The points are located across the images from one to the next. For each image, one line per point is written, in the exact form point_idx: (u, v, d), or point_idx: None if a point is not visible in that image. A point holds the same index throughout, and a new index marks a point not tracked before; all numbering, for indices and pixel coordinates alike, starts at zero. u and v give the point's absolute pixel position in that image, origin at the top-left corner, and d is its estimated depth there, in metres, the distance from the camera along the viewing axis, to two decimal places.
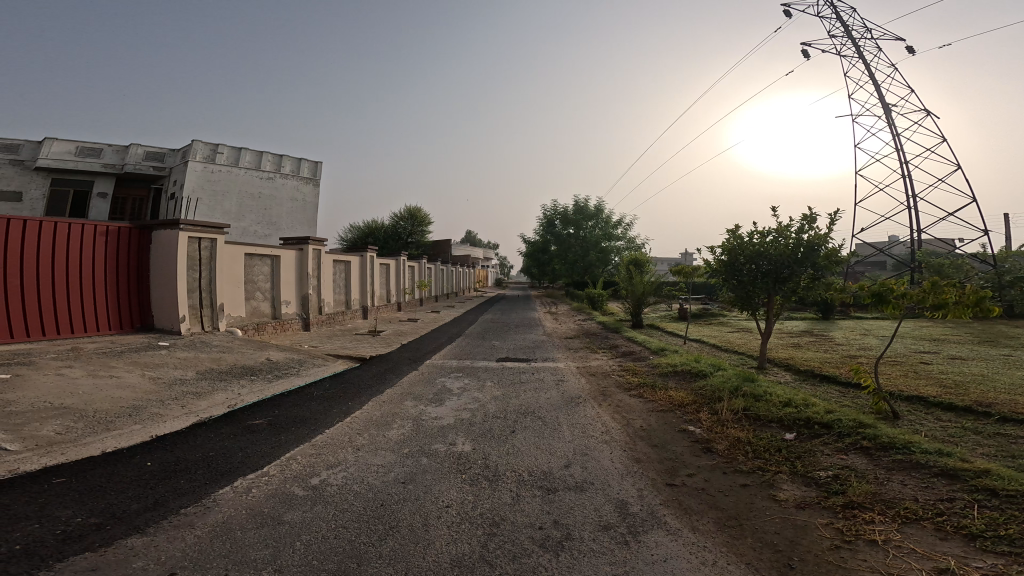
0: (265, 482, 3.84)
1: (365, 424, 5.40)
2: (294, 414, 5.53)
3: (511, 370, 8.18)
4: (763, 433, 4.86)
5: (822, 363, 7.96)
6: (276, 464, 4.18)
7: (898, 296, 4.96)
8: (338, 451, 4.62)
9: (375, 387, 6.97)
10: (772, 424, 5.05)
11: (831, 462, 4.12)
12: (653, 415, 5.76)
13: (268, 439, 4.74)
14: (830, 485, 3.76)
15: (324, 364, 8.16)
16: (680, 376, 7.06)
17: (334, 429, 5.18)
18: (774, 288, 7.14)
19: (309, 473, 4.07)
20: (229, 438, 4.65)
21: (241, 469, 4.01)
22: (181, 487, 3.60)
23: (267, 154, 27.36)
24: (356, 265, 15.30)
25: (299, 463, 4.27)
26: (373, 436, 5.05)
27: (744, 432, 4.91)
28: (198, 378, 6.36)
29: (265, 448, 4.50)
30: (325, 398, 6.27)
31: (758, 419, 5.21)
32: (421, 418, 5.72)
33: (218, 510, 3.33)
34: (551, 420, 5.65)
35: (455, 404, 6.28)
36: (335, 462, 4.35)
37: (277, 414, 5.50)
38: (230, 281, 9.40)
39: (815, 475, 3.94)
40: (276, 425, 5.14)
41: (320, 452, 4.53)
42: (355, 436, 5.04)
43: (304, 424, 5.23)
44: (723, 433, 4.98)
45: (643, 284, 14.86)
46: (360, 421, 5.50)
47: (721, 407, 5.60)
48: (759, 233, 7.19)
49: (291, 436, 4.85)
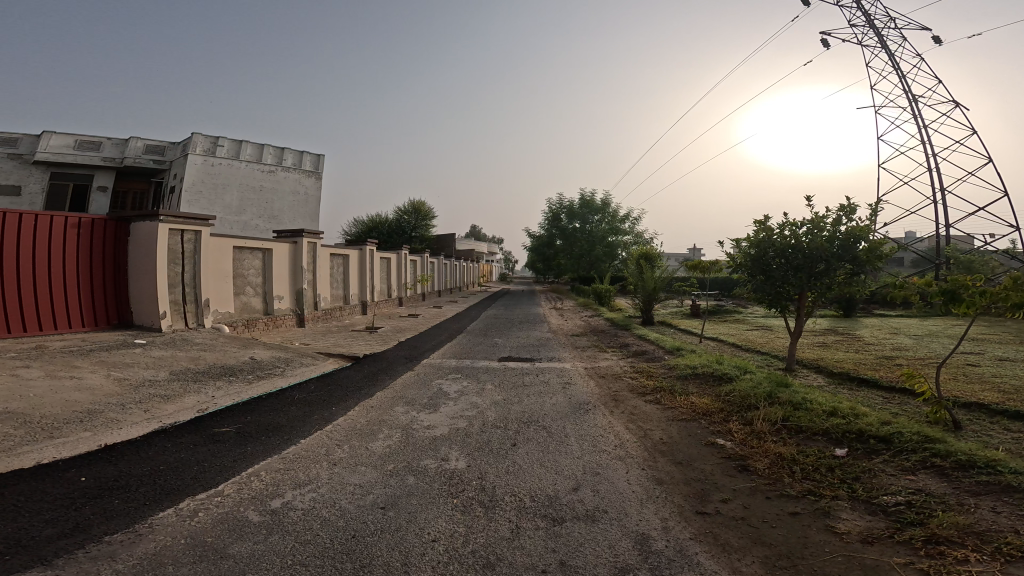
0: (216, 503, 3.28)
1: (348, 434, 4.82)
2: (268, 421, 4.97)
3: (514, 371, 7.53)
4: (809, 448, 4.17)
5: (858, 365, 7.20)
6: (234, 482, 3.61)
7: (977, 294, 4.25)
8: (311, 466, 4.04)
9: (365, 390, 6.38)
10: (818, 437, 4.36)
11: (898, 485, 3.45)
12: (673, 425, 5.10)
13: (233, 450, 4.17)
14: (900, 515, 3.11)
15: (313, 363, 7.59)
16: (701, 380, 6.35)
17: (311, 439, 4.59)
18: (807, 284, 6.42)
19: (271, 494, 3.49)
20: (189, 449, 4.09)
21: (191, 487, 3.45)
22: (112, 509, 3.05)
23: (268, 148, 26.88)
24: (354, 259, 14.70)
25: (262, 480, 3.69)
26: (354, 450, 4.45)
27: (786, 447, 4.24)
28: (170, 379, 5.83)
29: (227, 461, 3.94)
30: (307, 402, 5.68)
31: (800, 431, 4.51)
32: (412, 427, 5.13)
33: (150, 540, 2.78)
34: (556, 431, 5.01)
35: (451, 410, 5.67)
36: (304, 480, 3.76)
37: (249, 420, 4.94)
38: (218, 276, 8.85)
39: (882, 501, 3.29)
40: (245, 433, 4.58)
41: (289, 468, 3.95)
42: (333, 449, 4.45)
43: (277, 433, 4.65)
44: (760, 447, 4.32)
45: (653, 280, 14.07)
46: (341, 430, 4.91)
47: (754, 416, 4.91)
48: (791, 224, 6.46)
49: (260, 448, 4.29)
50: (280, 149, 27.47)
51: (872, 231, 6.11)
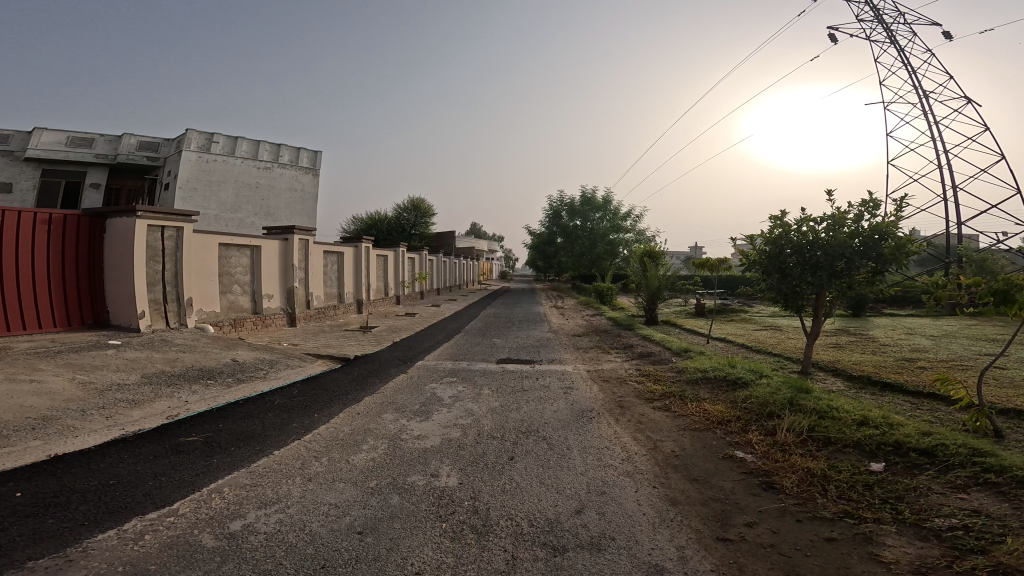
0: (167, 525, 2.88)
1: (329, 445, 4.41)
2: (242, 429, 4.56)
3: (513, 374, 7.11)
4: (840, 462, 3.76)
5: (879, 368, 6.76)
6: (191, 500, 3.21)
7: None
8: (282, 482, 3.63)
9: (352, 394, 5.96)
10: (849, 450, 3.94)
11: (950, 506, 3.04)
12: (685, 436, 4.67)
13: (196, 463, 3.77)
14: (957, 543, 2.71)
15: (300, 364, 7.18)
16: (713, 385, 5.92)
17: (285, 450, 4.18)
18: (827, 283, 5.94)
19: (231, 514, 3.09)
20: (147, 461, 3.70)
21: (141, 505, 3.06)
22: (43, 530, 2.67)
23: (263, 144, 26.42)
24: (349, 256, 14.27)
25: (223, 499, 3.29)
26: (332, 463, 4.04)
27: (815, 461, 3.82)
28: (140, 384, 5.43)
29: (187, 476, 3.54)
30: (287, 408, 5.27)
31: (829, 443, 4.09)
32: (400, 438, 4.71)
33: (80, 568, 2.39)
34: (558, 442, 4.59)
35: (444, 419, 5.25)
36: (272, 499, 3.35)
37: (221, 428, 4.53)
38: (202, 274, 8.43)
39: (934, 526, 2.88)
40: (213, 443, 4.18)
41: (257, 484, 3.55)
42: (309, 462, 4.03)
43: (249, 443, 4.24)
44: (785, 461, 3.91)
45: (657, 278, 13.61)
46: (321, 441, 4.49)
47: (776, 427, 4.48)
48: (810, 219, 6.03)
49: (227, 460, 3.89)
50: (276, 146, 27.01)
51: (898, 227, 5.64)
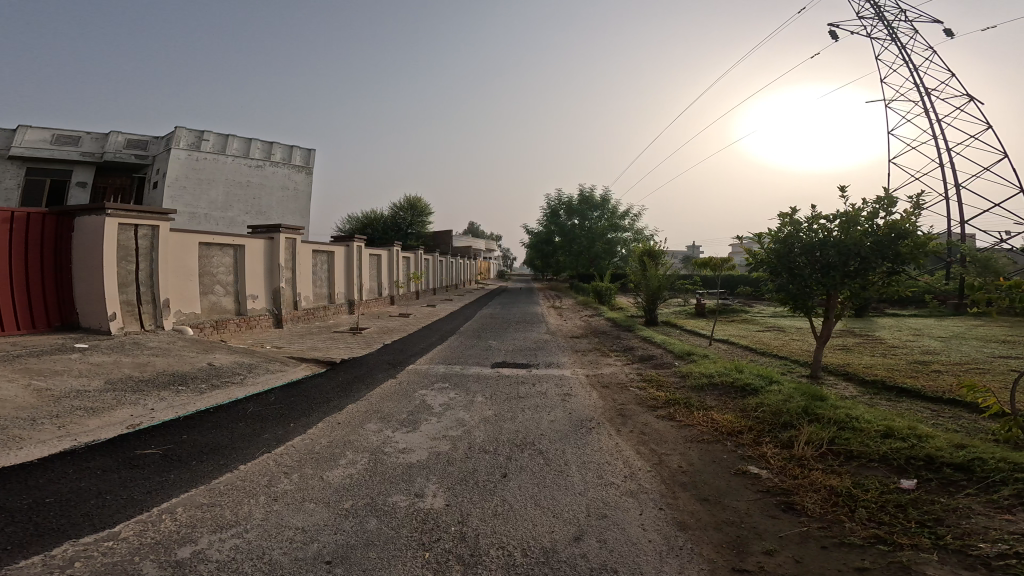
0: (102, 551, 2.60)
1: (302, 460, 4.05)
2: (208, 441, 4.21)
3: (508, 380, 6.73)
4: (866, 479, 3.41)
5: (891, 372, 6.42)
6: (136, 522, 2.92)
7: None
8: (244, 502, 3.30)
9: (334, 402, 5.58)
10: (875, 465, 3.59)
11: (997, 529, 2.69)
12: (693, 449, 4.32)
13: (148, 479, 3.46)
14: (1010, 573, 2.36)
15: (281, 369, 6.77)
16: (720, 391, 5.57)
17: (251, 465, 3.83)
18: (840, 284, 5.62)
19: (180, 539, 2.78)
20: (94, 476, 3.41)
21: (76, 528, 2.79)
22: None
23: (255, 142, 25.94)
24: (341, 256, 13.86)
25: (174, 520, 2.99)
26: (303, 481, 3.68)
27: (838, 479, 3.47)
28: (103, 390, 5.07)
29: (135, 494, 3.24)
30: (262, 417, 4.90)
31: (851, 458, 3.74)
32: (383, 451, 4.34)
33: None
34: (554, 456, 4.24)
35: (433, 429, 4.88)
36: (229, 522, 3.02)
37: (184, 440, 4.19)
38: (180, 273, 8.01)
39: (981, 552, 2.53)
40: (173, 456, 3.86)
41: (215, 504, 3.24)
42: (277, 480, 3.67)
43: (213, 457, 3.90)
44: (804, 478, 3.55)
45: (658, 277, 13.27)
46: (294, 454, 4.13)
47: (793, 439, 4.13)
48: (822, 216, 5.70)
49: (184, 475, 3.58)
50: (268, 144, 26.52)
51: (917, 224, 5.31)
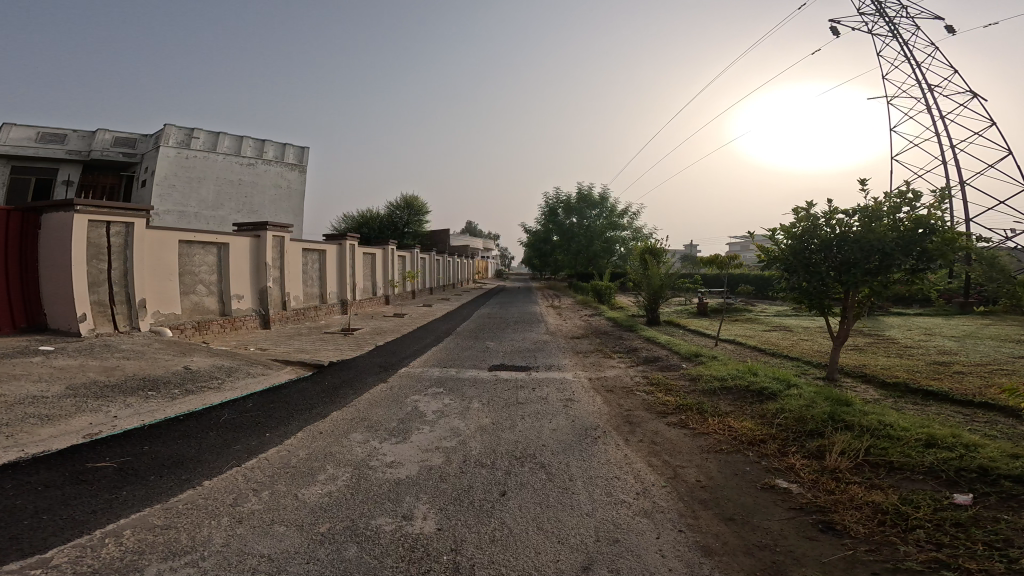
0: None
1: (277, 475, 3.64)
2: (172, 454, 3.83)
3: (506, 384, 6.32)
4: (914, 494, 3.04)
5: (912, 375, 6.05)
6: (73, 547, 2.60)
7: None
8: (203, 525, 2.93)
9: (318, 408, 5.17)
10: (921, 478, 3.22)
11: None
12: (713, 461, 3.93)
13: (96, 497, 3.14)
14: None
15: (264, 372, 6.34)
16: (734, 396, 5.19)
17: (217, 481, 3.46)
18: (860, 283, 5.21)
19: (124, 570, 2.43)
20: (33, 493, 3.09)
21: (1, 554, 2.48)
22: None
23: (247, 140, 25.42)
24: (333, 255, 13.41)
25: (119, 546, 2.66)
26: (275, 500, 3.29)
27: (882, 494, 3.11)
28: (64, 396, 4.66)
29: (77, 515, 2.92)
30: (236, 426, 4.49)
31: (893, 470, 3.37)
32: (368, 464, 3.94)
33: None
34: (558, 470, 3.85)
35: (425, 439, 4.48)
36: (183, 549, 2.65)
37: (145, 451, 3.84)
38: (158, 273, 7.56)
39: None
40: (129, 470, 3.52)
41: (170, 526, 2.89)
42: (244, 498, 3.29)
43: (174, 472, 3.55)
44: (842, 495, 3.18)
45: (660, 276, 12.90)
46: (267, 468, 3.74)
47: (823, 450, 3.76)
48: (841, 211, 5.33)
49: (138, 492, 3.24)
50: (260, 142, 26.00)
51: (945, 219, 4.94)
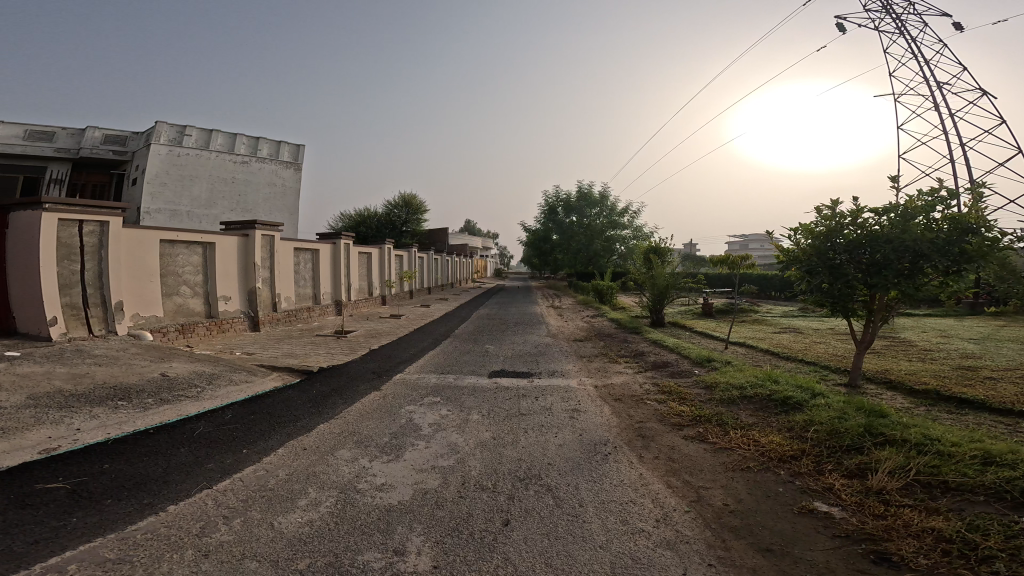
0: None
1: (251, 500, 3.23)
2: (135, 474, 3.42)
3: (507, 393, 5.92)
4: (980, 519, 2.68)
5: (940, 380, 5.68)
6: None
7: None
8: (161, 560, 2.52)
9: (304, 420, 4.75)
10: (983, 499, 2.86)
11: None
12: (740, 481, 3.55)
13: (40, 524, 2.73)
14: None
15: (247, 380, 5.91)
16: (755, 407, 4.81)
17: (183, 506, 3.05)
18: (889, 286, 4.82)
19: None
20: None
21: None
22: None
23: (241, 137, 24.93)
24: (327, 254, 12.97)
25: None
26: (248, 529, 2.88)
27: (942, 520, 2.75)
28: (23, 407, 4.24)
29: (13, 548, 2.50)
30: (211, 441, 4.07)
31: (949, 491, 3.00)
32: (355, 487, 3.53)
33: None
34: (569, 494, 3.46)
35: (420, 457, 4.07)
36: None
37: (105, 471, 3.42)
38: (138, 272, 7.13)
39: None
40: (83, 492, 3.11)
41: (122, 560, 2.48)
42: (213, 527, 2.88)
43: (135, 495, 3.14)
44: (896, 521, 2.81)
45: (665, 276, 12.51)
46: (242, 491, 3.32)
47: (865, 470, 3.39)
48: (870, 211, 4.96)
49: (90, 519, 2.83)
50: (254, 139, 25.52)
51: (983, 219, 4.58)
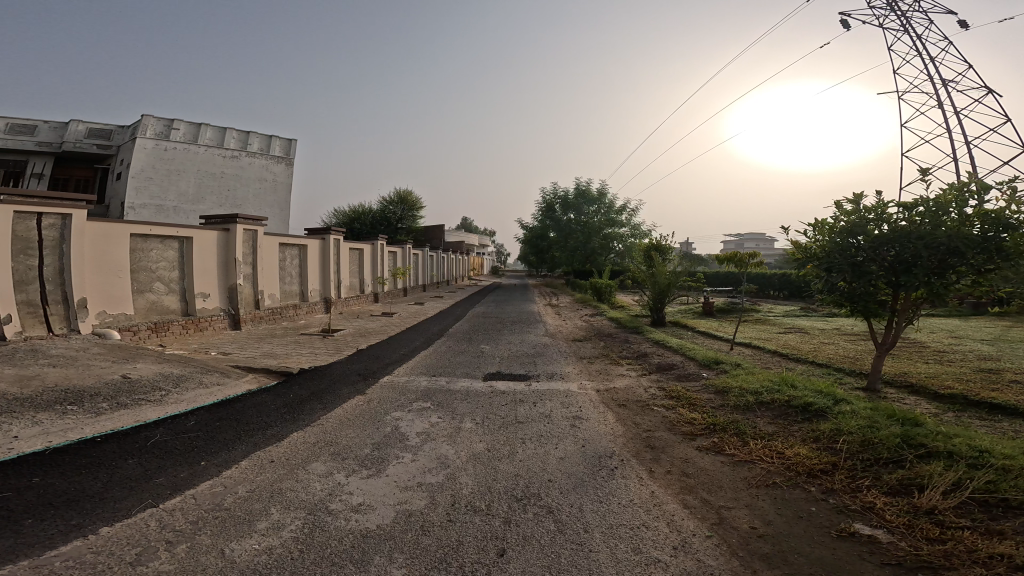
0: None
1: (201, 523, 2.78)
2: (68, 490, 2.99)
3: (502, 398, 5.49)
4: None
5: (964, 384, 5.31)
6: None
7: None
8: None
9: (275, 429, 4.29)
10: None
11: None
12: (766, 499, 3.16)
13: None
14: None
15: (219, 382, 5.43)
16: (774, 414, 4.42)
17: (117, 529, 2.64)
18: (918, 285, 4.44)
19: None
20: None
21: None
22: None
23: (230, 131, 24.27)
24: (315, 251, 12.45)
25: None
26: (192, 559, 2.44)
27: (1011, 545, 2.42)
28: None
29: None
30: (166, 452, 3.63)
31: (1014, 514, 2.66)
32: (328, 508, 3.08)
33: None
34: (575, 515, 3.06)
35: (403, 473, 3.63)
36: None
37: (34, 485, 3.00)
38: (104, 267, 6.63)
39: None
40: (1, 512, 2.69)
41: None
42: (149, 556, 2.44)
43: (62, 515, 2.72)
44: (959, 549, 2.46)
45: (667, 274, 12.10)
46: (192, 512, 2.89)
47: (910, 488, 3.03)
48: (897, 206, 4.59)
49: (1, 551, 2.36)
50: (245, 134, 24.87)
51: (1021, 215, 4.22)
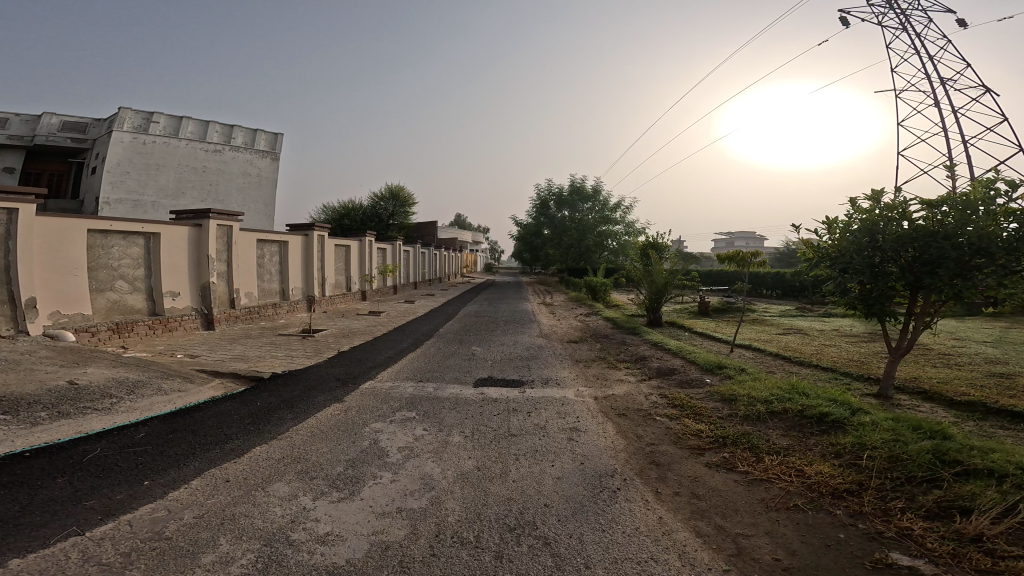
0: None
1: (133, 557, 2.33)
2: None
3: (494, 407, 5.07)
4: None
5: (980, 390, 5.04)
6: None
7: None
8: None
9: (238, 442, 3.82)
10: None
11: None
12: (788, 525, 2.80)
13: None
14: None
15: (182, 388, 4.94)
16: (788, 427, 4.07)
17: (25, 565, 2.18)
18: (942, 286, 4.13)
19: None
20: None
21: None
22: None
23: (213, 125, 23.48)
24: (297, 248, 11.90)
25: None
26: None
27: None
28: None
29: None
30: (104, 470, 3.16)
31: None
32: (290, 539, 2.64)
33: None
34: (575, 548, 2.66)
35: (380, 496, 3.19)
36: None
37: None
38: (59, 260, 6.10)
39: None
40: None
41: None
42: None
43: None
44: None
45: (664, 273, 11.79)
46: (123, 542, 2.44)
47: (952, 512, 2.68)
48: (921, 203, 4.28)
49: None
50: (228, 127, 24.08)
51: None
